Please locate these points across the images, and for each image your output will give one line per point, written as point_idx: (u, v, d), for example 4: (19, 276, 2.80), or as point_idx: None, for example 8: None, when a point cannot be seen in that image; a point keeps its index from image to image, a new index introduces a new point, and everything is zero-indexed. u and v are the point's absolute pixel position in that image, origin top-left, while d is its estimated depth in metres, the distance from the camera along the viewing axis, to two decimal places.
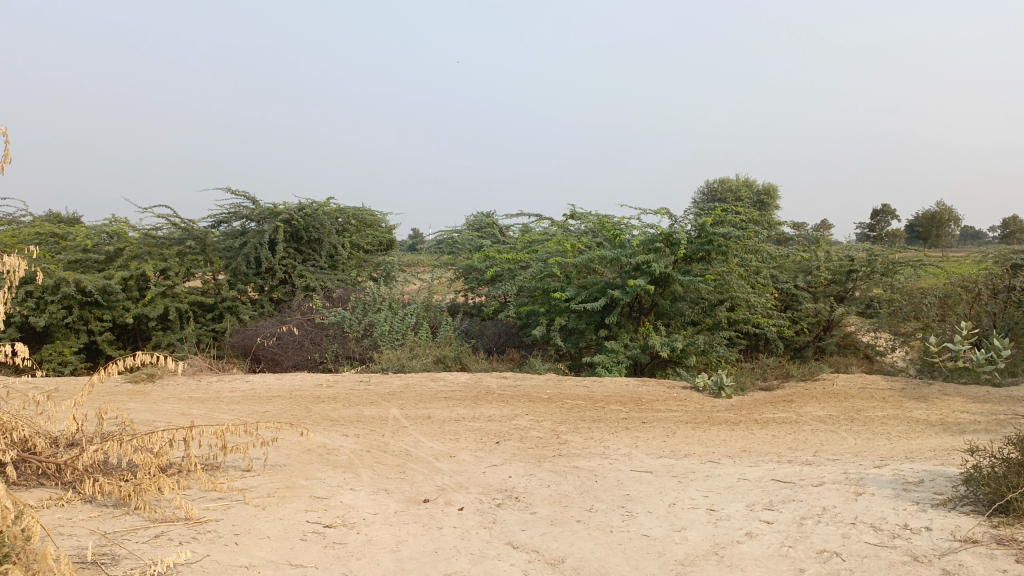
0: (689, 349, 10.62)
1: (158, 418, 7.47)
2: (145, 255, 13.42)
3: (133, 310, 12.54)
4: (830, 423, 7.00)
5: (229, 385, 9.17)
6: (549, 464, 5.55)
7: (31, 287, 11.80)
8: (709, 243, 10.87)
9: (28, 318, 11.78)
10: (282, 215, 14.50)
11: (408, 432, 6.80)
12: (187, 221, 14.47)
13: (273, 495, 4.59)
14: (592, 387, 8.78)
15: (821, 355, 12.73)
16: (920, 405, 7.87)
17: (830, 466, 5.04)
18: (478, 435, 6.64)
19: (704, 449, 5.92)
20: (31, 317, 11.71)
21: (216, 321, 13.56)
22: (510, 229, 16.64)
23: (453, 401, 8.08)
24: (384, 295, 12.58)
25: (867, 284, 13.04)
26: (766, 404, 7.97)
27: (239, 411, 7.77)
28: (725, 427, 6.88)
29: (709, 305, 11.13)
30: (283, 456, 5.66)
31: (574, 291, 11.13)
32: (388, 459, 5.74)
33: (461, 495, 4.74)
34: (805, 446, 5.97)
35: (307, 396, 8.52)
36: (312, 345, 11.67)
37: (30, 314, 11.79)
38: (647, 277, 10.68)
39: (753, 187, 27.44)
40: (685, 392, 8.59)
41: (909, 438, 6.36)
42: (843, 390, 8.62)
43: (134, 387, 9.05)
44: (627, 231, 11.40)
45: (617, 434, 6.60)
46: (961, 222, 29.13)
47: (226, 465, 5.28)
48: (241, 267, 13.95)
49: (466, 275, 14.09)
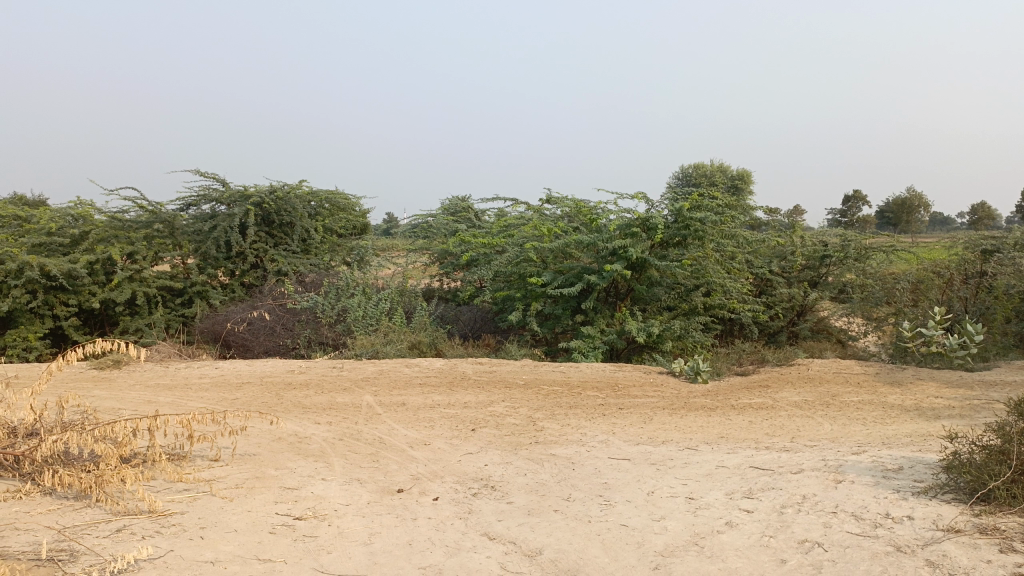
0: (665, 335, 10.60)
1: (124, 406, 7.26)
2: (111, 238, 13.08)
3: (100, 295, 12.23)
4: (806, 409, 6.99)
5: (198, 372, 8.96)
6: (525, 452, 5.46)
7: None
8: (686, 228, 10.83)
9: None
10: (253, 198, 14.22)
11: (382, 419, 6.67)
12: (156, 203, 14.13)
13: (242, 486, 4.45)
14: (568, 373, 8.71)
15: (795, 340, 12.80)
16: (895, 390, 7.90)
17: (808, 452, 5.01)
18: (453, 422, 6.53)
19: (681, 436, 5.87)
20: None
21: (186, 306, 13.29)
22: (486, 214, 16.49)
23: (428, 388, 7.97)
24: (358, 279, 12.39)
25: (840, 269, 13.10)
26: (743, 390, 7.96)
27: (208, 398, 7.58)
28: (702, 413, 6.84)
29: (685, 290, 11.11)
30: (253, 445, 5.50)
31: (550, 276, 11.03)
32: (361, 448, 5.61)
33: (435, 485, 4.64)
34: (782, 432, 5.95)
35: (278, 382, 8.35)
36: (284, 330, 11.46)
37: None
38: (624, 262, 10.62)
39: (726, 173, 27.52)
40: (662, 378, 8.55)
41: (885, 423, 6.37)
42: (818, 375, 8.63)
43: (99, 375, 8.81)
44: (604, 216, 11.32)
45: (594, 420, 6.53)
46: (930, 208, 29.50)
47: (193, 455, 5.12)
48: (211, 251, 13.66)
49: (441, 259, 13.95)
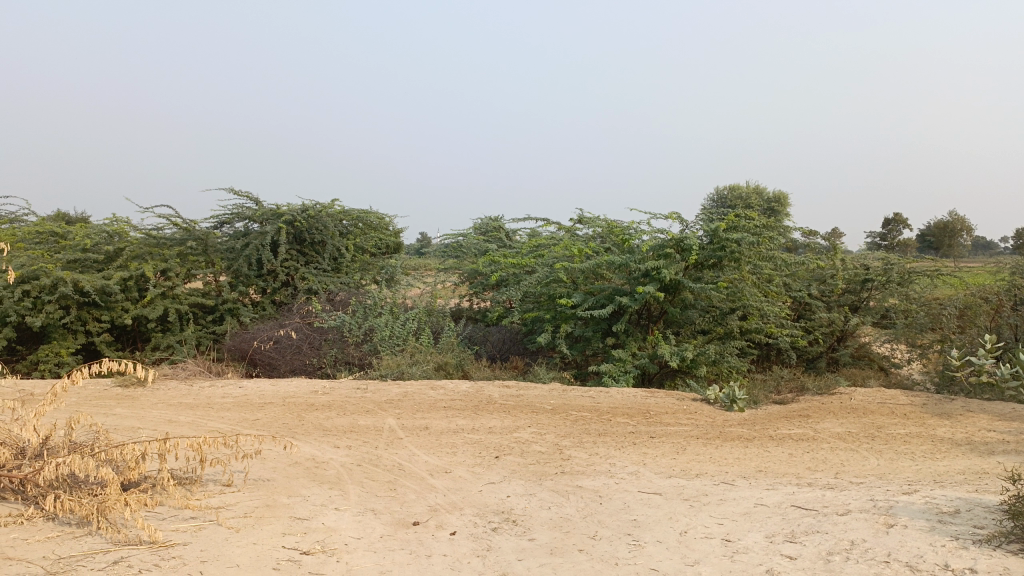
0: (700, 359, 10.25)
1: (144, 425, 7.14)
2: (145, 255, 13.13)
3: (132, 311, 12.22)
4: (850, 441, 6.61)
5: (221, 391, 8.84)
6: (550, 483, 5.18)
7: (27, 286, 11.52)
8: (721, 250, 10.48)
9: (24, 318, 11.47)
10: (284, 216, 14.20)
11: (404, 444, 6.44)
12: (189, 221, 14.17)
13: (251, 514, 4.26)
14: (598, 398, 8.41)
15: (834, 366, 12.35)
16: (943, 422, 7.48)
17: (855, 491, 4.66)
18: (476, 449, 6.27)
19: (716, 469, 5.54)
20: (27, 317, 11.40)
21: (217, 323, 13.27)
22: (517, 234, 16.31)
23: (453, 412, 7.73)
24: (386, 298, 12.26)
25: (882, 293, 12.62)
26: (781, 419, 7.59)
27: (229, 418, 7.43)
28: (738, 443, 6.50)
29: (720, 314, 10.77)
30: (268, 470, 5.31)
31: (580, 298, 10.75)
32: (379, 475, 5.38)
33: (453, 518, 4.38)
34: (825, 467, 5.59)
35: (301, 403, 8.18)
36: (310, 349, 11.34)
37: (26, 315, 11.49)
38: (657, 283, 10.31)
39: (762, 195, 27.09)
40: (695, 405, 8.21)
41: (935, 459, 5.97)
42: (862, 405, 8.22)
43: (123, 392, 8.73)
44: (636, 236, 11.03)
45: (624, 449, 6.22)
46: (973, 232, 28.74)
47: (205, 479, 4.94)
48: (243, 269, 13.64)
49: (471, 279, 13.76)
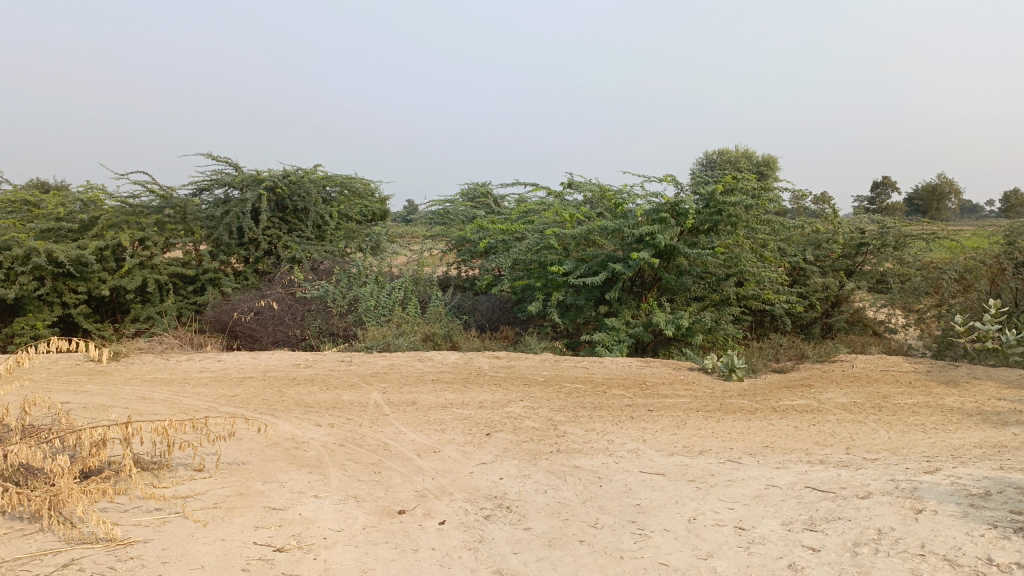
0: (695, 327, 9.95)
1: (115, 403, 6.76)
2: (122, 224, 12.61)
3: (109, 282, 11.75)
4: (856, 413, 6.33)
5: (199, 365, 8.46)
6: (546, 463, 4.86)
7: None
8: (718, 214, 10.10)
9: None
10: (265, 182, 13.69)
11: (390, 421, 6.09)
12: (167, 188, 13.62)
13: (222, 505, 3.92)
14: (591, 369, 8.09)
15: (829, 332, 12.13)
16: (951, 391, 7.21)
17: (872, 470, 4.37)
18: (466, 425, 5.94)
19: (720, 445, 5.24)
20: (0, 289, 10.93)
21: (198, 294, 12.85)
22: (506, 199, 15.87)
23: (441, 385, 7.39)
24: (370, 267, 11.84)
25: (878, 258, 12.33)
26: (783, 389, 7.30)
27: (206, 395, 7.06)
28: (740, 416, 6.20)
29: (716, 280, 10.46)
30: (242, 452, 4.95)
31: (572, 265, 10.38)
32: (363, 456, 5.04)
33: (442, 504, 4.05)
34: (834, 442, 5.30)
35: (282, 377, 7.81)
36: (293, 320, 10.95)
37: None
38: (652, 249, 9.95)
39: (752, 159, 26.67)
40: (693, 375, 7.90)
41: (948, 431, 5.70)
42: (864, 373, 7.95)
43: (95, 368, 8.33)
44: (630, 200, 10.64)
45: (622, 424, 5.91)
46: (962, 194, 28.58)
47: (174, 464, 4.61)
48: (223, 238, 13.17)
49: (459, 246, 13.36)
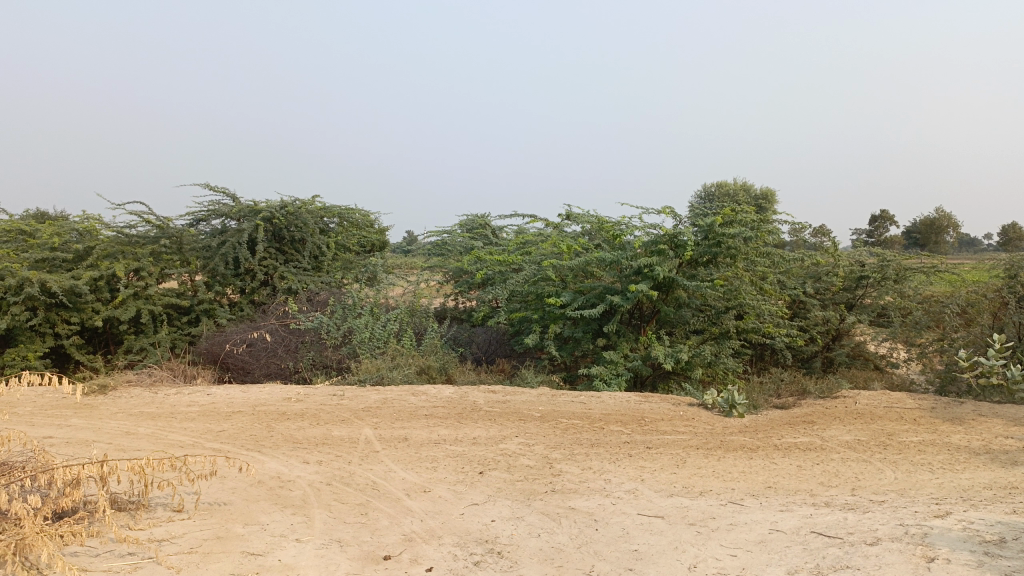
0: (695, 361, 9.79)
1: (99, 439, 6.58)
2: (117, 254, 12.48)
3: (103, 313, 11.59)
4: (861, 451, 6.14)
5: (188, 398, 8.27)
6: (540, 504, 4.67)
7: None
8: (717, 246, 9.98)
9: None
10: (263, 213, 13.61)
11: (380, 458, 5.91)
12: (163, 218, 13.52)
13: (199, 550, 3.73)
14: (589, 404, 7.91)
15: (830, 366, 11.96)
16: (957, 429, 7.03)
17: (880, 513, 4.19)
18: (459, 463, 5.75)
19: (721, 485, 5.05)
20: None
21: (193, 325, 12.68)
22: (504, 231, 15.79)
23: (435, 420, 7.20)
24: (366, 298, 11.69)
25: (878, 291, 12.21)
26: (785, 426, 7.12)
27: (193, 430, 6.87)
28: (741, 454, 6.01)
29: (715, 313, 10.32)
30: (225, 492, 4.77)
31: (569, 297, 10.25)
32: (350, 496, 4.85)
33: (430, 549, 3.88)
34: (839, 483, 5.12)
35: (272, 412, 7.62)
36: (287, 352, 10.79)
37: None
38: (650, 282, 9.82)
39: (750, 191, 26.69)
40: (693, 411, 7.71)
41: (956, 471, 5.52)
42: (868, 409, 7.77)
43: (81, 402, 8.14)
44: (628, 232, 10.54)
45: (619, 462, 5.72)
46: (960, 228, 28.57)
47: (153, 504, 4.44)
48: (219, 268, 13.04)
49: (456, 278, 13.24)
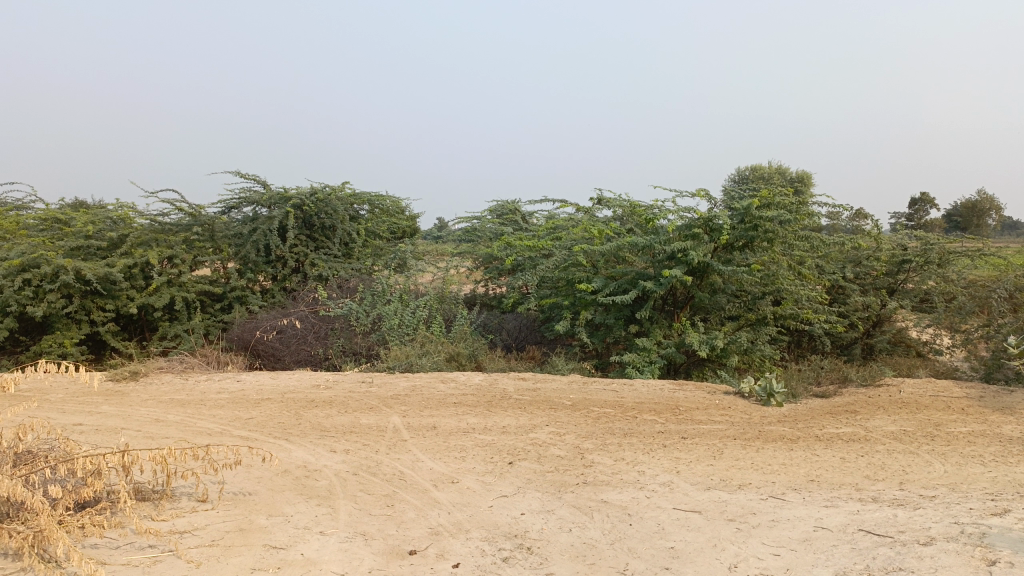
0: (731, 348, 9.53)
1: (128, 426, 6.55)
2: (150, 242, 12.52)
3: (137, 300, 11.63)
4: (908, 442, 5.88)
5: (217, 386, 8.23)
6: (571, 496, 4.51)
7: (28, 274, 10.94)
8: (754, 230, 9.68)
9: (26, 308, 10.92)
10: (293, 200, 13.56)
11: (408, 447, 5.79)
12: (195, 206, 13.54)
13: (219, 543, 3.64)
14: (621, 392, 7.72)
15: (870, 353, 11.61)
16: (1009, 419, 6.72)
17: (932, 510, 3.96)
18: (488, 453, 5.61)
19: (761, 478, 4.84)
20: (29, 307, 10.86)
21: (226, 311, 12.70)
22: (534, 216, 15.58)
23: (464, 408, 7.07)
24: (395, 285, 11.58)
25: (920, 275, 11.80)
26: (826, 415, 6.86)
27: (221, 418, 6.82)
28: (781, 445, 5.78)
29: (751, 298, 10.03)
30: (250, 481, 4.69)
31: (601, 283, 10.03)
32: (376, 486, 4.73)
33: (458, 543, 3.75)
34: (886, 476, 4.89)
35: (301, 399, 7.55)
36: (316, 339, 10.74)
37: (28, 304, 10.93)
38: (684, 267, 9.57)
39: (785, 175, 26.11)
40: (729, 400, 7.48)
41: (1010, 464, 5.25)
42: (913, 398, 7.47)
43: (112, 389, 8.15)
44: (661, 216, 10.28)
45: (653, 453, 5.54)
46: (1002, 210, 27.75)
47: (177, 493, 4.38)
48: (250, 255, 13.04)
49: (486, 264, 13.09)
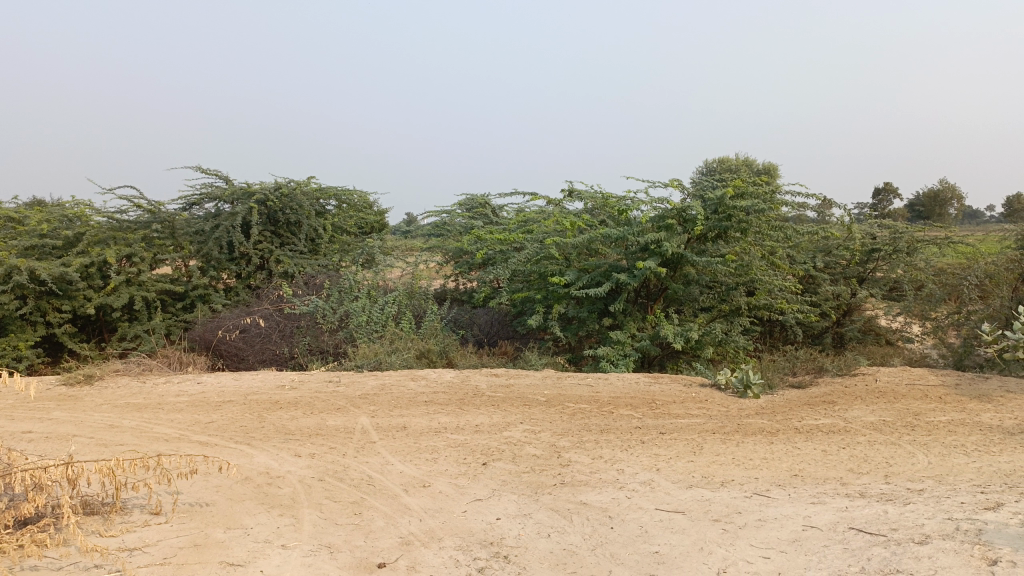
0: (705, 340, 9.41)
1: (80, 433, 6.21)
2: (108, 240, 12.05)
3: (95, 300, 11.19)
4: (888, 433, 5.77)
5: (177, 388, 7.89)
6: (549, 498, 4.31)
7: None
8: (728, 220, 9.54)
9: None
10: (256, 195, 13.16)
11: (376, 450, 5.54)
12: (155, 202, 13.08)
13: (171, 562, 3.38)
14: (596, 386, 7.54)
15: (841, 343, 11.60)
16: (986, 407, 6.66)
17: (923, 504, 3.84)
18: (461, 454, 5.38)
19: (743, 474, 4.68)
20: None
21: (188, 311, 12.29)
22: (504, 210, 15.36)
23: (435, 407, 6.84)
24: (363, 281, 11.28)
25: (889, 265, 11.78)
26: (804, 407, 6.75)
27: (180, 422, 6.50)
28: (761, 439, 5.64)
29: (725, 289, 9.92)
30: (208, 491, 4.41)
31: (574, 275, 9.84)
32: (343, 493, 4.48)
33: (431, 553, 3.53)
34: (870, 469, 4.76)
35: (264, 401, 7.25)
36: (282, 338, 10.42)
37: None
38: (657, 258, 9.42)
39: (752, 167, 26.15)
40: (705, 392, 7.34)
41: (993, 453, 5.16)
42: (889, 387, 7.40)
43: (66, 394, 7.78)
44: (634, 207, 10.12)
45: (631, 450, 5.36)
46: (964, 201, 28.15)
47: (129, 505, 4.09)
48: (213, 253, 12.64)
49: (456, 258, 12.84)
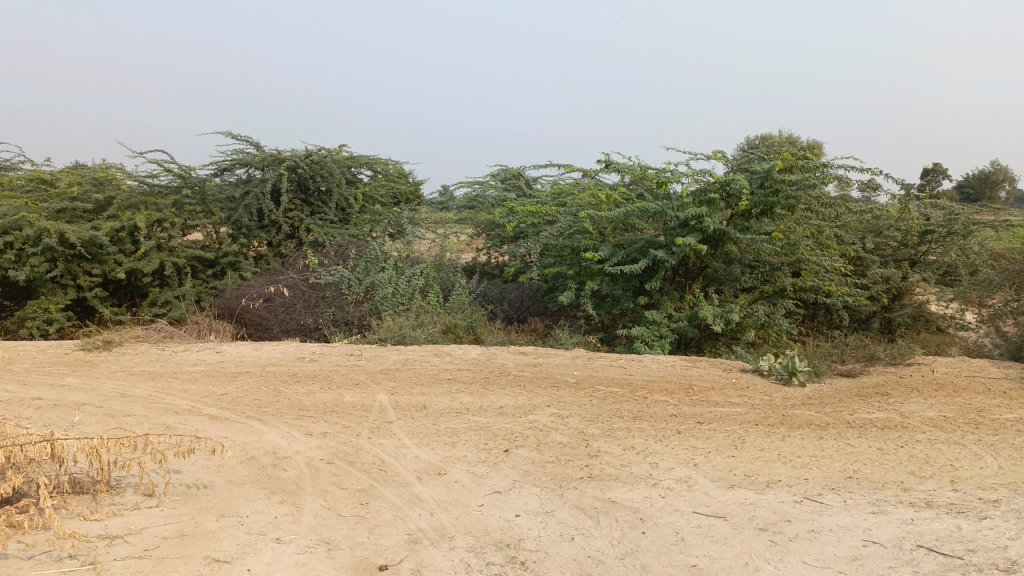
0: (747, 322, 8.89)
1: (90, 402, 5.97)
2: (138, 205, 11.83)
3: (125, 264, 10.99)
4: (950, 431, 5.26)
5: (195, 358, 7.63)
6: (575, 494, 3.92)
7: (9, 236, 10.31)
8: (774, 195, 8.94)
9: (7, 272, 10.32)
10: (287, 161, 12.82)
11: (392, 431, 5.19)
12: (186, 167, 12.82)
13: (153, 555, 3.08)
14: (629, 368, 7.11)
15: (889, 328, 10.95)
16: None
17: (1001, 519, 3.39)
18: (482, 438, 5.00)
19: (791, 474, 4.23)
20: (10, 271, 10.25)
21: (218, 278, 12.07)
22: (538, 182, 14.87)
23: (458, 386, 6.47)
24: (391, 252, 10.93)
25: (942, 248, 11.07)
26: (855, 397, 6.25)
27: (193, 394, 6.23)
28: (809, 433, 5.17)
29: (769, 269, 9.37)
30: (208, 471, 4.10)
31: (609, 251, 9.37)
32: (351, 480, 4.13)
33: (439, 556, 3.18)
34: (933, 473, 4.27)
35: (282, 373, 6.95)
36: (307, 308, 10.14)
37: (9, 268, 10.33)
38: (698, 234, 8.92)
39: (795, 143, 25.31)
40: (746, 379, 6.86)
41: None
42: (947, 379, 6.85)
43: (83, 359, 7.57)
44: (675, 179, 9.59)
45: (666, 441, 4.93)
46: (1017, 183, 26.97)
47: (119, 486, 3.78)
48: (243, 220, 12.36)
49: (488, 231, 12.42)
